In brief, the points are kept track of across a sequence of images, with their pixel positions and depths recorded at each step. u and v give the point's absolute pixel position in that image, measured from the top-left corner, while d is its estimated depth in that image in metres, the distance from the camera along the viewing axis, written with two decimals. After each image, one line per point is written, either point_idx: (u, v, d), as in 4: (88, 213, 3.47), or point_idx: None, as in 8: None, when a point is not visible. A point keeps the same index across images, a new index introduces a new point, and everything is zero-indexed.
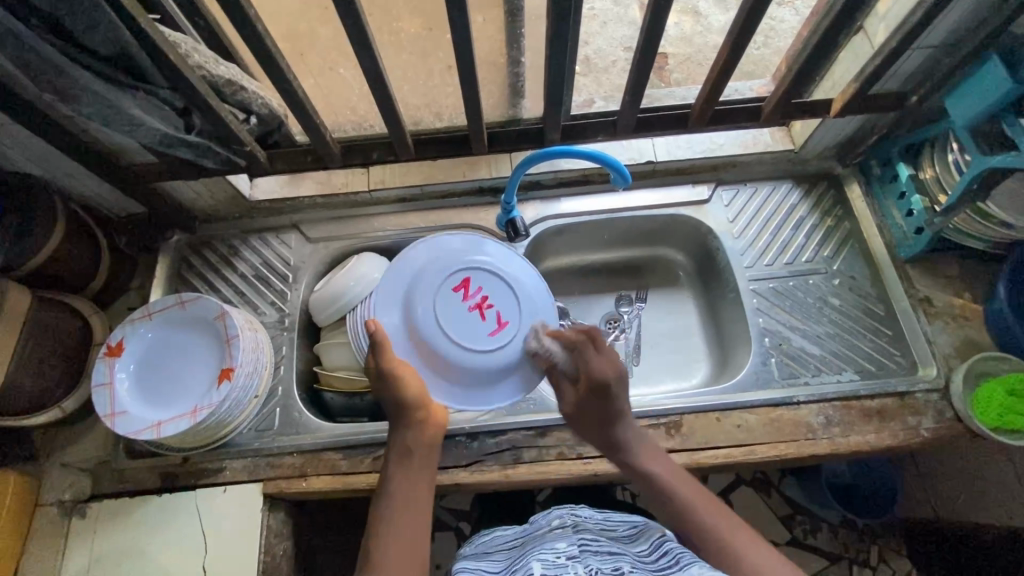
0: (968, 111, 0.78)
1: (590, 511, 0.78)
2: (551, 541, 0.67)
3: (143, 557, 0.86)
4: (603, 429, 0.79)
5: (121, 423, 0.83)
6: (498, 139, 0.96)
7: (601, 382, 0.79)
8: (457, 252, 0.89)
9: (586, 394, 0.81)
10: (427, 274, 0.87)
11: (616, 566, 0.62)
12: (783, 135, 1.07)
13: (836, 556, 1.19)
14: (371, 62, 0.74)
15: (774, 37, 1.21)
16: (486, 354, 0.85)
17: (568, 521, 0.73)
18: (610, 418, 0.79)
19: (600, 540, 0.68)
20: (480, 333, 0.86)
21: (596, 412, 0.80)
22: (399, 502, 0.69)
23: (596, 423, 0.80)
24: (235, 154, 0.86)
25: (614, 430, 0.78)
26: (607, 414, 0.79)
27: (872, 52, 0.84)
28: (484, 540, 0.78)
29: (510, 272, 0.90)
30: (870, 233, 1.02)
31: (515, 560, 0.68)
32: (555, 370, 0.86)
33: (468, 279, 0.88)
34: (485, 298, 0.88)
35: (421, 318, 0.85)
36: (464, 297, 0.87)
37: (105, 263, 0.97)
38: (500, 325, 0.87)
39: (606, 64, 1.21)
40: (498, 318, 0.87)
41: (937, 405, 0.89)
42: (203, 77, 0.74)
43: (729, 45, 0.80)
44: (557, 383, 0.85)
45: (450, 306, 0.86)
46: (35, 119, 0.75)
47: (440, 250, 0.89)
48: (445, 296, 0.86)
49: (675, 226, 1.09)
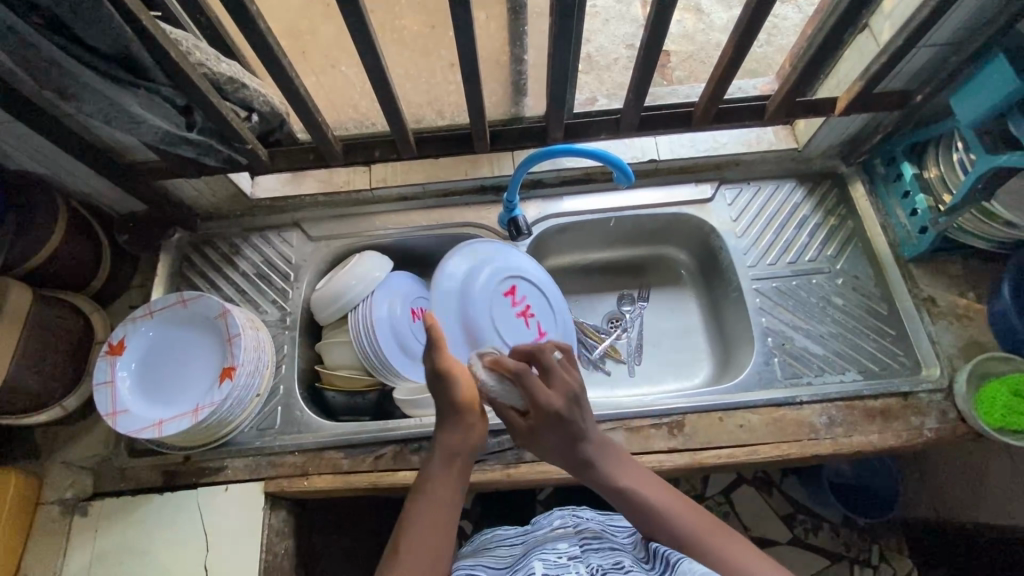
0: (973, 110, 0.78)
1: (591, 513, 0.78)
2: (552, 541, 0.68)
3: (144, 556, 0.86)
4: (573, 456, 0.66)
5: (122, 422, 0.82)
6: (501, 138, 0.96)
7: (550, 411, 0.65)
8: (509, 262, 0.98)
9: (539, 425, 0.66)
10: (482, 277, 0.94)
11: (617, 561, 0.63)
12: (786, 134, 1.06)
13: (839, 556, 1.21)
14: (374, 59, 0.73)
15: (777, 35, 1.20)
16: None
17: (570, 522, 0.73)
18: (576, 443, 0.66)
19: (601, 539, 0.69)
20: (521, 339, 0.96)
21: (556, 442, 0.66)
22: (433, 504, 0.63)
23: (558, 452, 0.67)
24: (236, 152, 0.86)
25: (582, 453, 0.66)
26: (568, 440, 0.66)
27: (877, 50, 0.84)
28: (484, 538, 0.78)
29: (549, 289, 1.01)
30: (873, 232, 1.01)
31: (516, 558, 0.68)
32: (497, 401, 0.72)
33: (516, 288, 0.97)
34: (528, 307, 0.98)
35: (475, 317, 0.92)
36: (511, 304, 0.96)
37: (106, 261, 0.97)
38: (541, 333, 0.98)
39: (609, 62, 1.20)
40: (539, 327, 0.98)
41: (940, 405, 0.89)
42: (205, 75, 0.74)
43: (733, 43, 0.79)
44: (504, 414, 0.71)
45: (501, 312, 0.95)
46: (36, 116, 0.75)
47: (496, 257, 0.97)
48: (498, 301, 0.95)
49: (678, 225, 1.09)
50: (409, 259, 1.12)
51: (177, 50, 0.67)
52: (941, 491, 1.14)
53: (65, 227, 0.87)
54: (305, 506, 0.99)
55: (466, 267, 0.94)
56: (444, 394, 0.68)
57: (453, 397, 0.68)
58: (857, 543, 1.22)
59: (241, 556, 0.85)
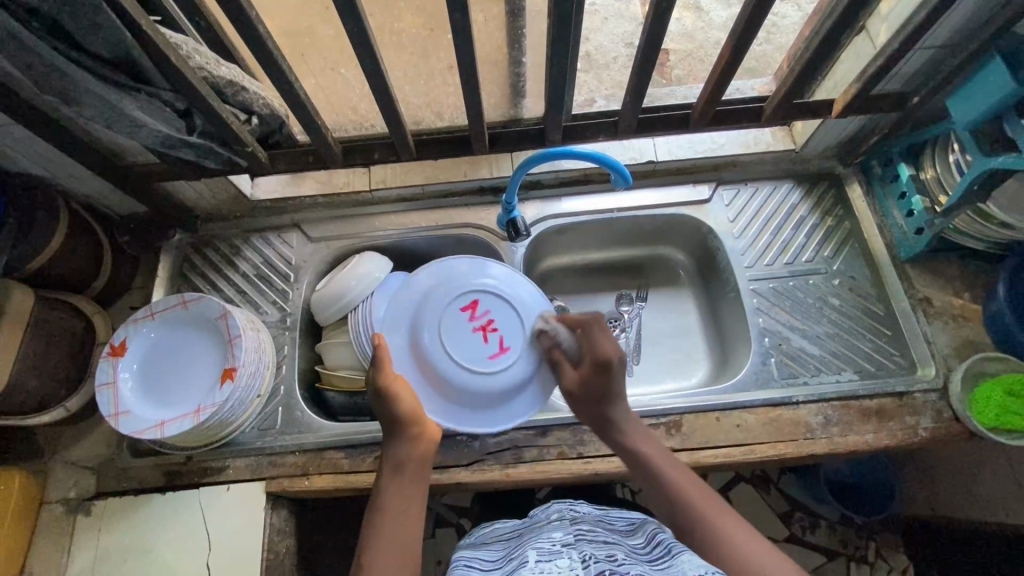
0: (969, 112, 0.78)
1: (589, 508, 0.78)
2: (548, 532, 0.68)
3: (147, 555, 0.86)
4: (600, 406, 0.77)
5: (125, 422, 0.83)
6: (500, 139, 0.96)
7: (601, 357, 0.77)
8: (466, 272, 0.88)
9: (587, 372, 0.79)
10: (437, 288, 0.87)
11: (610, 553, 0.62)
12: (784, 134, 1.07)
13: (834, 552, 1.24)
14: (373, 62, 0.74)
15: (776, 33, 1.20)
16: (485, 376, 0.84)
17: (567, 514, 0.74)
18: (609, 395, 0.77)
19: (596, 531, 0.69)
20: (480, 355, 0.85)
21: (595, 391, 0.77)
22: (391, 515, 0.66)
23: (593, 401, 0.77)
24: (236, 155, 0.87)
25: (609, 410, 0.77)
26: (605, 391, 0.77)
27: (874, 53, 0.84)
28: (485, 530, 0.79)
29: (516, 297, 0.89)
30: (870, 233, 1.02)
31: (512, 548, 0.69)
32: (558, 351, 0.84)
33: (477, 301, 0.87)
34: (490, 321, 0.87)
35: (425, 327, 0.85)
36: (470, 319, 0.86)
37: (107, 264, 0.97)
38: (501, 349, 0.86)
39: (607, 61, 1.20)
40: (500, 342, 0.86)
41: (936, 405, 0.90)
42: (205, 78, 0.74)
43: (731, 45, 0.80)
44: (558, 362, 0.84)
45: (456, 324, 0.85)
46: (36, 120, 0.75)
47: (453, 270, 0.89)
48: (451, 312, 0.86)
49: (676, 226, 1.09)
50: (409, 260, 1.13)
51: (178, 53, 0.68)
52: (937, 489, 1.16)
53: (65, 231, 0.88)
54: (305, 505, 1.00)
55: (441, 273, 0.88)
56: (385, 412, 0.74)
57: (393, 412, 0.73)
58: (854, 539, 1.25)
59: (243, 554, 0.86)
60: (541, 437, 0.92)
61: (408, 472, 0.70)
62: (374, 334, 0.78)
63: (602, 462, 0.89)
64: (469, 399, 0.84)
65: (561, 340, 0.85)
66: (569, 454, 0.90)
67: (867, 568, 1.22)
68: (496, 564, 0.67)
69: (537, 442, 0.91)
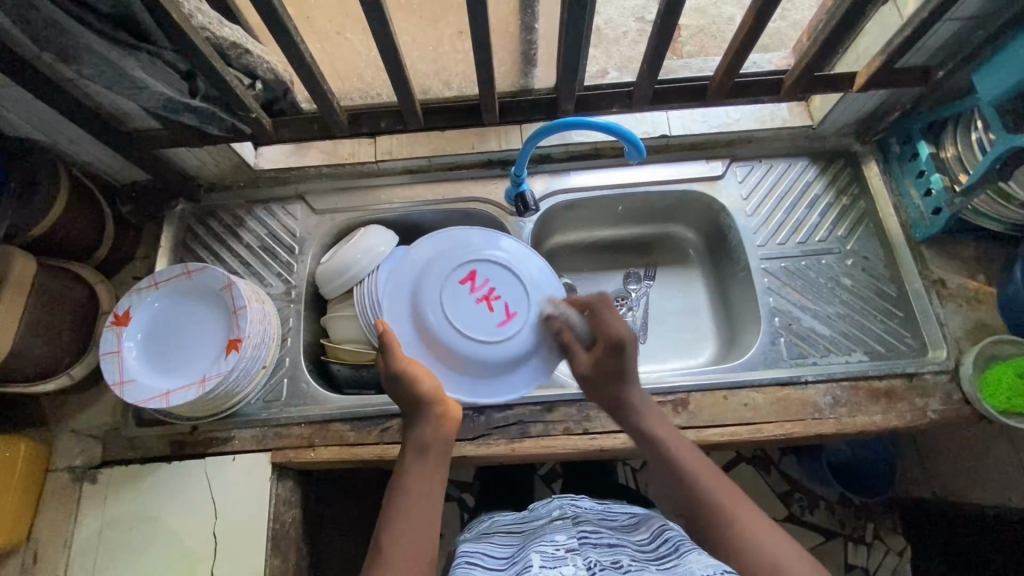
0: (995, 87, 0.76)
1: (590, 503, 0.80)
2: (552, 533, 0.69)
3: (153, 523, 0.87)
4: (615, 386, 0.77)
5: (129, 391, 0.83)
6: (510, 109, 0.94)
7: (614, 339, 0.77)
8: (469, 243, 0.96)
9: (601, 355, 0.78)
10: (441, 259, 0.94)
11: (615, 559, 0.64)
12: (801, 110, 1.04)
13: (831, 532, 1.26)
14: (383, 25, 0.72)
15: (792, 9, 1.17)
16: (494, 344, 0.91)
17: (569, 512, 0.75)
18: (623, 377, 0.77)
19: (599, 532, 0.70)
20: (486, 323, 0.92)
21: (612, 376, 0.77)
22: (415, 497, 0.66)
23: (608, 384, 0.77)
24: (240, 121, 0.85)
25: (624, 390, 0.77)
26: (618, 373, 0.77)
27: (901, 23, 0.81)
28: (484, 524, 0.80)
29: (527, 272, 0.96)
30: (886, 213, 1.00)
31: (518, 546, 0.70)
32: (571, 334, 0.87)
33: (474, 271, 0.94)
34: (492, 290, 0.94)
35: (427, 304, 0.91)
36: (471, 290, 0.93)
37: (109, 234, 0.96)
38: (508, 316, 0.93)
39: (618, 36, 1.17)
40: (506, 309, 0.93)
41: (945, 387, 0.89)
42: (208, 39, 0.72)
43: (752, 13, 0.77)
44: (568, 344, 0.86)
45: (460, 298, 0.92)
46: (36, 80, 0.73)
47: (456, 241, 0.96)
48: (450, 284, 0.93)
49: (687, 203, 1.07)
50: (415, 234, 1.11)
51: (181, 12, 0.66)
52: (939, 472, 1.16)
53: (52, 224, 0.85)
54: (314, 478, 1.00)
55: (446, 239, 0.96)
56: (404, 394, 0.74)
57: (413, 392, 0.73)
58: (852, 520, 1.27)
59: (249, 525, 0.86)
60: (547, 413, 0.91)
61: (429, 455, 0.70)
62: (380, 322, 0.79)
63: (609, 438, 0.89)
64: (492, 369, 0.91)
65: (573, 322, 0.88)
66: (575, 430, 0.90)
67: (864, 548, 1.25)
68: (501, 564, 0.67)
69: (543, 418, 0.91)
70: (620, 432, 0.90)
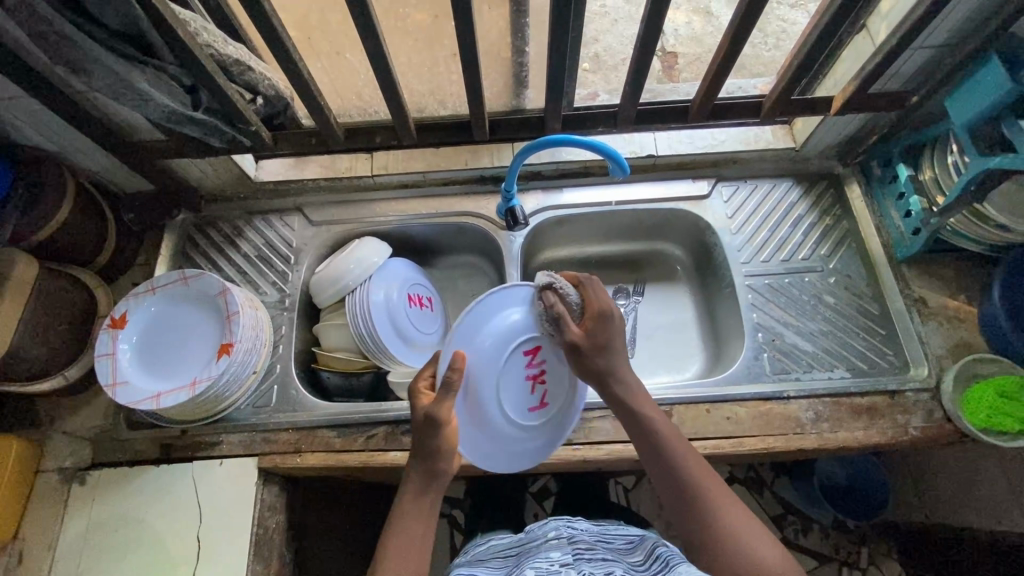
0: (968, 112, 0.79)
1: (587, 525, 0.79)
2: (546, 551, 0.70)
3: (138, 526, 0.88)
4: (604, 356, 0.74)
5: (122, 393, 0.84)
6: (500, 127, 0.97)
7: (607, 309, 0.75)
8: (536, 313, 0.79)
9: (592, 324, 0.75)
10: (503, 324, 0.76)
11: (609, 570, 0.65)
12: (784, 133, 1.08)
13: (825, 556, 1.25)
14: (377, 46, 0.75)
15: (784, 39, 1.22)
16: (527, 429, 0.79)
17: (564, 532, 0.76)
18: (612, 348, 0.74)
19: (594, 549, 0.71)
20: (525, 404, 0.79)
21: (601, 346, 0.74)
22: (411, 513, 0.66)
23: (598, 353, 0.73)
24: (241, 134, 0.89)
25: (612, 361, 0.74)
26: (609, 345, 0.74)
27: (874, 50, 0.85)
28: (479, 549, 0.81)
29: None
30: (868, 233, 1.02)
31: (511, 566, 0.72)
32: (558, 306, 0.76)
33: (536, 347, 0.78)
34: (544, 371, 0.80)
35: (481, 375, 0.75)
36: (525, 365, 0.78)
37: (111, 240, 0.99)
38: (544, 404, 0.80)
39: (616, 62, 1.22)
40: (545, 396, 0.80)
41: (927, 404, 0.90)
42: (212, 55, 0.76)
43: (729, 36, 0.80)
44: (563, 315, 0.75)
45: (513, 374, 0.77)
46: (47, 92, 0.77)
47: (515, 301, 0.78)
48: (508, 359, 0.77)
49: (675, 221, 1.10)
50: (409, 247, 1.14)
51: (185, 29, 0.70)
52: (931, 497, 1.15)
53: (58, 226, 0.88)
54: (301, 486, 1.01)
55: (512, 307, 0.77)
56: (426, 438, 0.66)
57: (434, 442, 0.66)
58: (846, 545, 1.26)
59: (234, 530, 0.87)
60: None
61: (428, 494, 0.67)
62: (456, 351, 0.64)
63: (592, 450, 0.90)
64: (515, 450, 0.79)
65: (566, 296, 0.76)
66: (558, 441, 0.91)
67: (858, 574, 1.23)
68: None
69: None
70: (604, 443, 0.90)
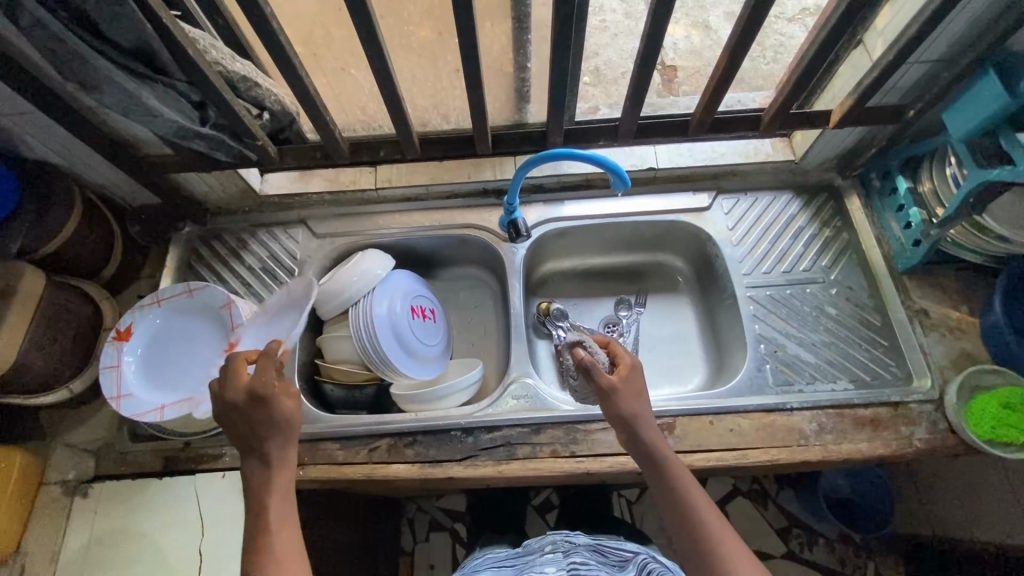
0: (965, 124, 0.79)
1: (586, 538, 0.79)
2: (541, 566, 0.71)
3: (140, 539, 0.87)
4: (637, 402, 0.73)
5: (127, 405, 0.85)
6: (502, 141, 0.99)
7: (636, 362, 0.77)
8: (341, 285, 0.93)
9: (626, 373, 0.75)
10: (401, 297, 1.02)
11: None
12: (784, 145, 1.09)
13: (831, 570, 1.24)
14: (382, 62, 0.77)
15: (782, 53, 1.24)
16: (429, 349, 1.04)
17: (562, 545, 0.76)
18: (643, 396, 0.74)
19: (589, 563, 0.71)
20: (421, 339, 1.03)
21: (635, 394, 0.73)
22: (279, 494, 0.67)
23: (631, 400, 0.73)
24: (247, 148, 0.90)
25: (640, 406, 0.73)
26: (636, 392, 0.74)
27: (871, 65, 0.86)
28: (476, 562, 0.82)
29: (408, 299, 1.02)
30: (869, 244, 1.03)
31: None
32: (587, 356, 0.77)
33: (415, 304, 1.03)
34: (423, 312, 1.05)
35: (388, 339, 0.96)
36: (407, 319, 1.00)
37: (117, 253, 1.00)
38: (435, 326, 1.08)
39: (615, 75, 1.23)
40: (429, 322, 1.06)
41: (931, 416, 0.89)
42: (220, 72, 0.77)
43: (728, 52, 0.81)
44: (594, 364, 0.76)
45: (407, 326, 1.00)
46: (58, 110, 0.78)
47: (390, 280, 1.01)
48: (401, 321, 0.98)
49: (675, 233, 1.11)
50: (411, 258, 1.15)
51: (194, 46, 0.71)
52: (936, 509, 1.15)
53: (63, 240, 0.88)
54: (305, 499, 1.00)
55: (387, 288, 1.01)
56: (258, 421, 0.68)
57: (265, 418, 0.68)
58: (852, 559, 1.25)
59: (235, 544, 0.86)
60: (535, 435, 0.92)
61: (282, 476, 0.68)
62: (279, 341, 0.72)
63: (596, 462, 0.89)
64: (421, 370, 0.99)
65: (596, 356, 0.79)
66: (562, 452, 0.91)
67: None
68: None
69: (531, 440, 0.92)
70: (607, 455, 0.90)
